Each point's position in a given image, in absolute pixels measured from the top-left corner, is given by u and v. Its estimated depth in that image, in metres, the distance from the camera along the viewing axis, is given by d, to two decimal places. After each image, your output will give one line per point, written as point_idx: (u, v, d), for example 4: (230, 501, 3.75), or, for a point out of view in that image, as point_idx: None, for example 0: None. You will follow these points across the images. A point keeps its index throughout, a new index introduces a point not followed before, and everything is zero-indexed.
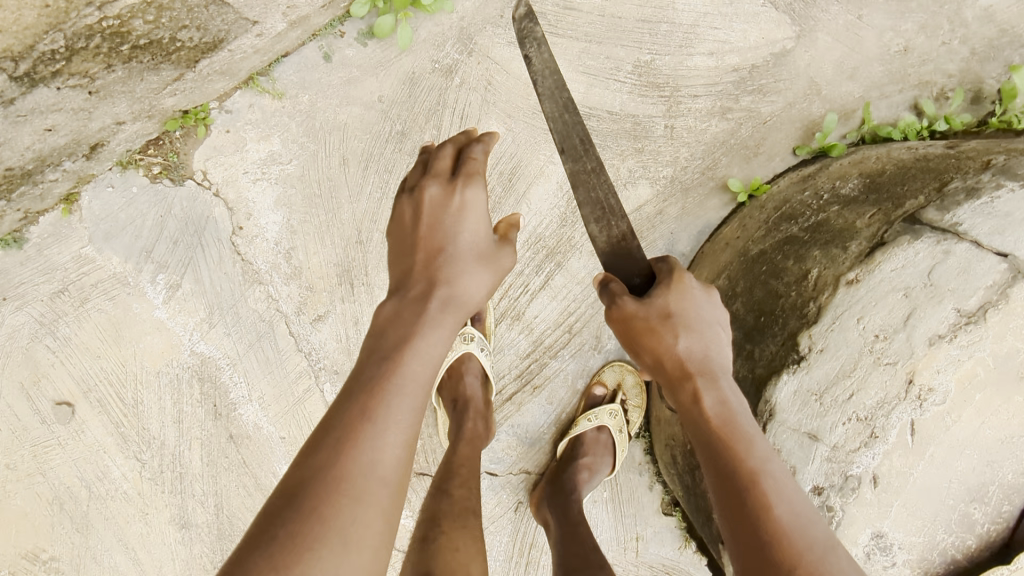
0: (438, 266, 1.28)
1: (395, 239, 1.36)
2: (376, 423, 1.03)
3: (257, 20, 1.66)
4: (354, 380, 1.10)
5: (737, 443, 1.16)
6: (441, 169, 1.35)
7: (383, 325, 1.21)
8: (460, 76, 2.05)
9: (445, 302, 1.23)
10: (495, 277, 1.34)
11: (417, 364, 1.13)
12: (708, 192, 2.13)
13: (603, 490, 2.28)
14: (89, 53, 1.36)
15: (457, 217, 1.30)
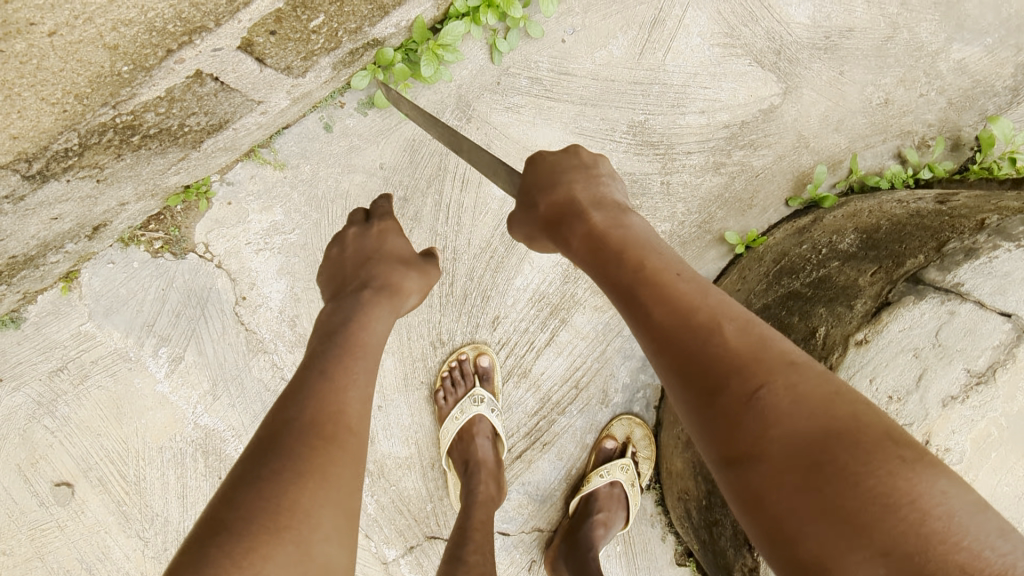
0: (367, 270, 1.41)
1: (325, 275, 1.50)
2: (336, 381, 1.12)
3: (262, 100, 1.67)
4: (307, 377, 1.11)
5: (624, 258, 1.12)
6: (360, 215, 1.57)
7: (328, 319, 1.29)
8: (460, 142, 2.09)
9: (379, 293, 1.35)
10: (423, 285, 1.48)
11: (365, 360, 1.19)
12: (706, 244, 2.17)
13: (616, 544, 2.27)
14: (101, 146, 1.36)
15: (380, 241, 1.49)
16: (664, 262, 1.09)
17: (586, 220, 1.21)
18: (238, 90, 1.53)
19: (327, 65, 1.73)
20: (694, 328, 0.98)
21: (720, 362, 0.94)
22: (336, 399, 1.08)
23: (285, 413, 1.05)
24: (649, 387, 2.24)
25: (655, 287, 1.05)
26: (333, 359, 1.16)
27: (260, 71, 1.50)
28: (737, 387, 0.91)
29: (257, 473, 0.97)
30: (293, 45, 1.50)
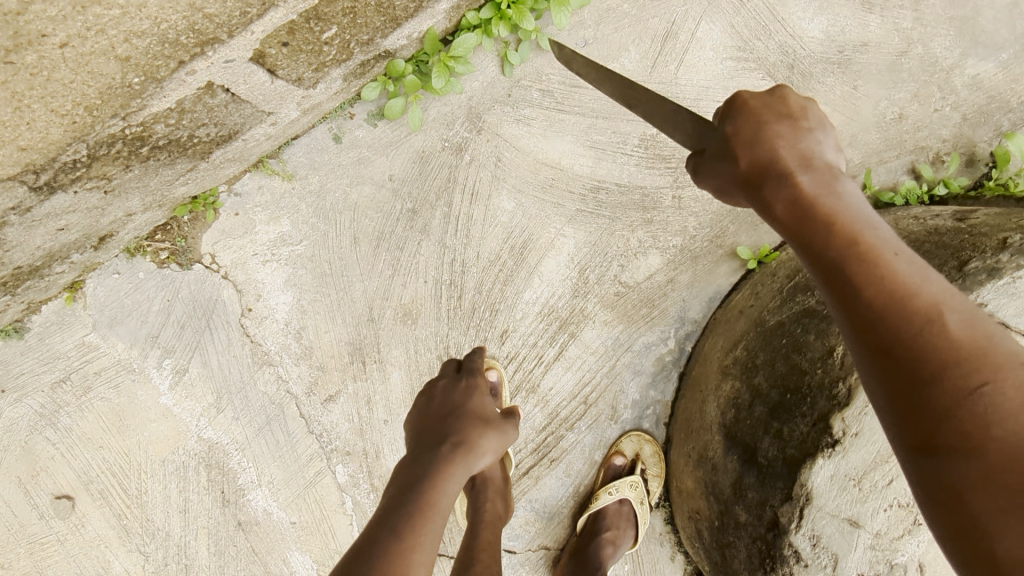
0: (450, 422, 1.46)
1: (413, 415, 1.56)
2: (406, 542, 1.11)
3: (272, 111, 1.65)
4: (378, 538, 1.11)
5: (836, 221, 0.96)
6: (449, 371, 1.71)
7: (406, 473, 1.30)
8: (470, 154, 2.08)
9: (458, 445, 1.38)
10: (500, 447, 1.48)
11: (434, 525, 1.18)
12: (717, 259, 2.15)
13: (624, 563, 2.23)
14: (109, 158, 1.34)
15: (465, 396, 1.57)
16: (881, 241, 0.95)
17: (792, 181, 1.00)
18: (249, 102, 1.51)
19: (338, 76, 1.71)
20: (918, 312, 0.88)
21: (936, 354, 0.85)
22: (401, 560, 1.08)
23: (351, 570, 1.05)
24: (659, 404, 2.21)
25: (877, 261, 0.92)
26: (405, 519, 1.16)
27: (271, 83, 1.48)
28: (956, 382, 0.84)
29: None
30: (304, 57, 1.48)
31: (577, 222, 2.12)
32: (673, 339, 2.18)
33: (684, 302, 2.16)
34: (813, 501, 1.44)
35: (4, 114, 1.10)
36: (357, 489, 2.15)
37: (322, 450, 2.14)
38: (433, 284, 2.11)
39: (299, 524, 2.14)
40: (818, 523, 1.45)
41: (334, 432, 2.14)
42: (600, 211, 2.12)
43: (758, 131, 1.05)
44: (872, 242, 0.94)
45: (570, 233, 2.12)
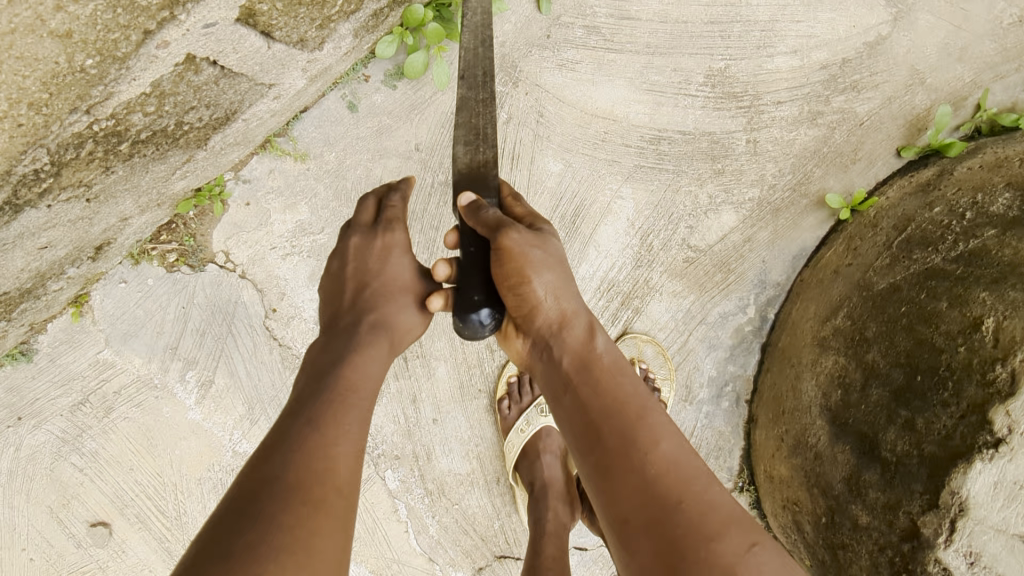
0: (365, 301, 1.20)
1: (324, 285, 1.28)
2: (326, 434, 0.98)
3: (274, 82, 1.38)
4: (293, 429, 0.97)
5: (617, 379, 1.08)
6: (362, 221, 1.29)
7: (318, 358, 1.12)
8: (506, 111, 1.78)
9: (377, 326, 1.17)
10: (427, 317, 1.27)
11: (359, 409, 1.04)
12: (802, 210, 1.84)
13: None
14: (82, 161, 1.08)
15: (381, 260, 1.23)
16: (665, 422, 1.04)
17: (587, 330, 1.13)
18: (244, 74, 1.24)
19: (348, 32, 1.42)
20: (689, 480, 0.97)
21: (713, 516, 0.93)
22: (325, 455, 0.95)
23: (264, 469, 0.91)
24: (739, 379, 1.92)
25: (654, 429, 1.02)
26: (323, 406, 1.01)
27: (267, 47, 1.20)
28: (731, 545, 0.91)
29: (230, 536, 0.83)
30: (305, 11, 1.20)
31: (636, 180, 1.82)
32: (753, 306, 1.88)
33: (766, 262, 1.86)
34: (968, 513, 1.19)
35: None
36: (410, 494, 1.96)
37: (369, 455, 1.94)
38: None
39: (351, 535, 1.97)
40: (977, 538, 1.19)
41: (381, 436, 1.94)
42: (663, 164, 1.82)
43: (540, 258, 1.11)
44: (652, 412, 1.04)
45: (629, 194, 1.83)
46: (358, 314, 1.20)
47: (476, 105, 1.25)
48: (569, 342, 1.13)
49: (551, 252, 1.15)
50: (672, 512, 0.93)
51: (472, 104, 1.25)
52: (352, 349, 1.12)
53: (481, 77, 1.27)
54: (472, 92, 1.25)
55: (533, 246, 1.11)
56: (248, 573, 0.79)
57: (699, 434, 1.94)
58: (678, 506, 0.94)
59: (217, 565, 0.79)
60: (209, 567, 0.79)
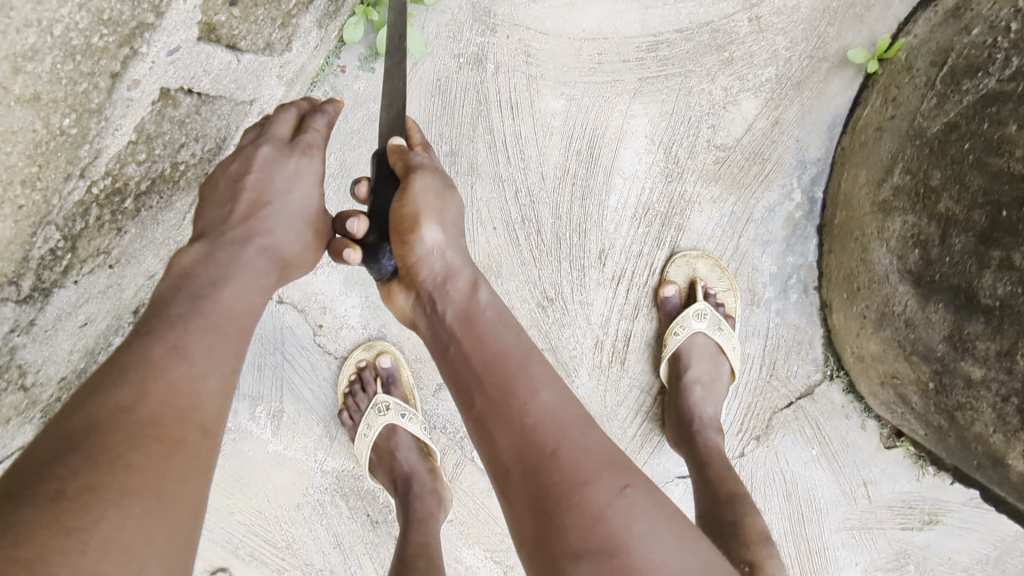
0: (261, 219, 1.18)
1: (212, 183, 1.22)
2: (188, 364, 0.93)
3: (253, 98, 1.32)
4: (149, 353, 0.91)
5: (496, 331, 1.06)
6: (280, 132, 1.25)
7: (193, 273, 1.07)
8: (492, 61, 1.71)
9: (265, 250, 1.16)
10: (317, 251, 1.28)
11: (231, 344, 1.01)
12: (825, 76, 1.73)
13: (810, 448, 1.98)
14: (93, 228, 1.05)
15: (291, 179, 1.22)
16: (545, 369, 1.01)
17: (470, 286, 1.14)
18: (222, 96, 1.18)
19: (313, 24, 1.37)
20: (570, 423, 0.93)
21: (586, 460, 0.89)
22: (188, 389, 0.90)
23: (110, 398, 0.85)
24: (802, 268, 1.86)
25: (534, 376, 0.99)
26: (189, 333, 0.97)
27: (238, 61, 1.14)
28: (602, 488, 0.87)
29: (58, 474, 0.76)
30: (263, 13, 1.13)
31: (645, 95, 1.74)
32: (799, 190, 1.79)
33: (801, 141, 1.76)
34: None
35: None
36: None
37: (453, 441, 1.94)
38: (504, 227, 1.80)
39: (457, 520, 1.97)
40: None
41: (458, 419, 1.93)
42: (668, 70, 1.73)
43: (434, 213, 1.17)
44: (531, 361, 1.01)
45: (641, 110, 1.74)
46: (245, 230, 1.17)
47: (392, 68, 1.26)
48: (447, 300, 1.13)
49: (447, 209, 1.20)
50: (545, 451, 0.90)
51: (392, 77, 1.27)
52: (232, 273, 1.10)
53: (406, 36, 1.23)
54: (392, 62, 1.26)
55: (427, 194, 1.17)
56: (82, 519, 0.72)
57: (774, 333, 1.92)
58: (552, 449, 0.90)
59: (42, 506, 0.72)
60: (32, 506, 0.72)
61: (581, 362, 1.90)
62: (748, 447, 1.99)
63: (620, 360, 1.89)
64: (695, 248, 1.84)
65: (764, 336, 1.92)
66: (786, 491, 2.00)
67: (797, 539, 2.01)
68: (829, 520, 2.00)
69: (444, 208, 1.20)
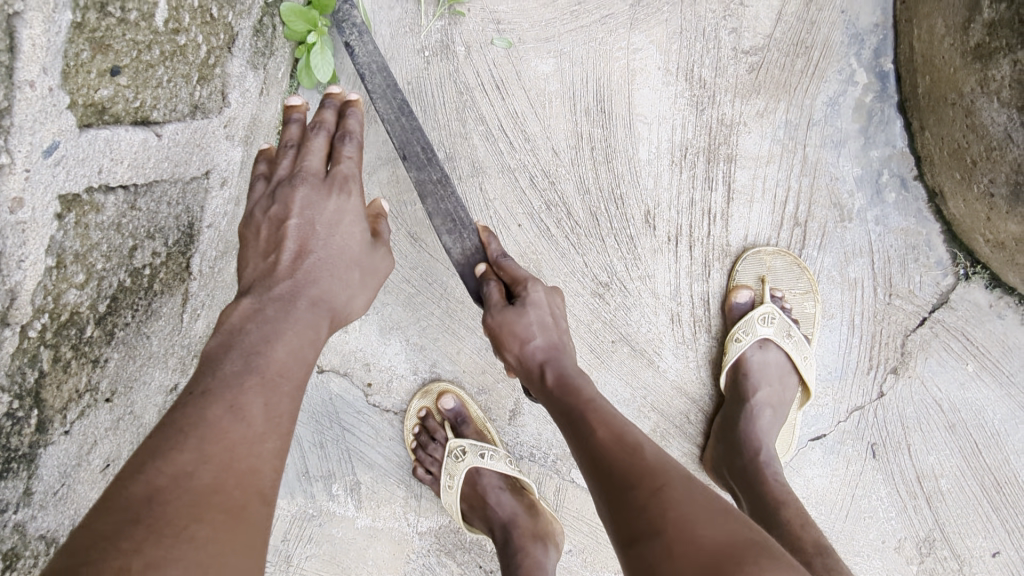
0: (308, 268, 1.04)
1: (254, 228, 1.09)
2: (249, 429, 0.81)
3: (207, 168, 1.18)
4: (206, 413, 0.79)
5: (570, 388, 1.12)
6: (312, 167, 1.11)
7: (241, 330, 0.94)
8: (462, 43, 1.51)
9: (317, 303, 1.03)
10: (369, 290, 1.14)
11: (288, 400, 0.89)
12: None
13: (964, 364, 1.64)
14: (55, 372, 0.92)
15: (332, 224, 1.08)
16: (603, 415, 1.04)
17: (542, 350, 1.19)
18: (161, 179, 1.03)
19: (244, 67, 1.20)
20: (623, 449, 0.97)
21: (632, 471, 0.92)
22: (248, 452, 0.79)
23: (167, 462, 0.73)
24: (892, 159, 1.56)
25: (591, 420, 1.04)
26: (247, 388, 0.85)
27: (159, 138, 0.98)
28: (641, 488, 0.89)
29: (122, 548, 0.64)
30: (166, 72, 0.96)
31: (643, 21, 1.51)
32: (861, 70, 1.53)
33: (847, 12, 1.52)
34: None
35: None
36: None
37: (547, 467, 1.74)
38: (530, 220, 1.57)
39: (577, 549, 1.75)
40: None
41: (544, 443, 1.73)
42: None
43: (521, 329, 1.19)
44: (597, 409, 1.06)
45: (644, 40, 1.52)
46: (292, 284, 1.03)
47: (434, 186, 1.29)
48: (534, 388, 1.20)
49: (524, 321, 1.19)
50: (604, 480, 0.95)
51: (432, 188, 1.30)
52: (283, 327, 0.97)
53: (423, 153, 1.31)
54: (423, 172, 1.30)
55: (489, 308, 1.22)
56: None
57: (880, 246, 1.60)
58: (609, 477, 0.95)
59: None
60: None
61: (662, 343, 1.65)
62: (887, 384, 1.66)
63: (705, 328, 1.64)
64: (771, 244, 1.60)
65: (868, 253, 1.61)
66: (949, 422, 1.66)
67: (980, 473, 1.66)
68: (1011, 441, 1.65)
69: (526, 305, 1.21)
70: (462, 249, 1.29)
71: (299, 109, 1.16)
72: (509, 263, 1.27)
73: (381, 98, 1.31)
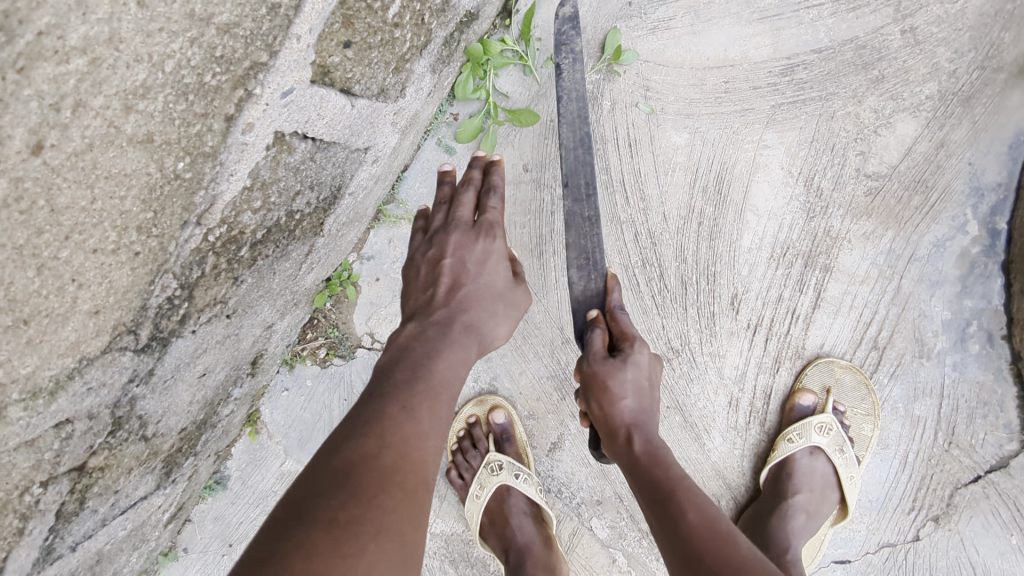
0: (460, 301, 1.13)
1: (415, 271, 1.21)
2: (419, 425, 0.91)
3: (369, 145, 1.32)
4: (384, 409, 0.91)
5: (660, 462, 1.08)
6: (463, 216, 1.22)
7: (406, 348, 1.05)
8: (609, 98, 1.64)
9: (469, 329, 1.11)
10: (514, 322, 1.21)
11: (446, 408, 0.98)
12: (1002, 87, 1.56)
13: (1009, 535, 1.61)
14: (209, 277, 1.05)
15: (481, 262, 1.18)
16: (694, 497, 1.02)
17: (635, 413, 1.15)
18: (337, 142, 1.17)
19: (426, 68, 1.34)
20: (718, 540, 0.94)
21: (728, 565, 0.90)
22: (420, 444, 0.89)
23: (357, 444, 0.85)
24: (984, 313, 1.60)
25: (683, 500, 1.01)
26: (416, 394, 0.96)
27: (352, 106, 1.12)
28: None
29: (329, 505, 0.77)
30: (378, 56, 1.11)
31: (779, 122, 1.62)
32: (974, 222, 1.58)
33: (974, 164, 1.58)
34: None
35: (35, 283, 0.80)
36: (627, 539, 1.77)
37: (570, 509, 1.77)
38: (624, 271, 1.66)
39: None
40: None
41: (574, 484, 1.77)
42: (806, 94, 1.61)
43: (615, 385, 1.17)
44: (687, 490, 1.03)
45: (775, 139, 1.62)
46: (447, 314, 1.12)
47: (583, 223, 1.48)
48: (616, 449, 1.16)
49: (620, 374, 1.18)
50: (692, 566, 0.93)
51: (579, 222, 1.49)
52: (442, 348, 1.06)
53: (584, 189, 1.52)
54: (577, 207, 1.50)
55: (592, 368, 1.21)
56: (352, 547, 0.74)
57: (952, 393, 1.62)
58: (698, 562, 0.92)
59: (320, 531, 0.75)
60: (312, 530, 0.75)
61: (714, 423, 1.68)
62: (925, 529, 1.64)
63: (760, 421, 1.67)
64: (845, 359, 1.64)
65: (939, 396, 1.62)
66: None
67: None
68: None
69: (626, 368, 1.18)
70: (583, 288, 1.42)
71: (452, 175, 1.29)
72: (622, 318, 1.30)
73: (570, 124, 1.55)
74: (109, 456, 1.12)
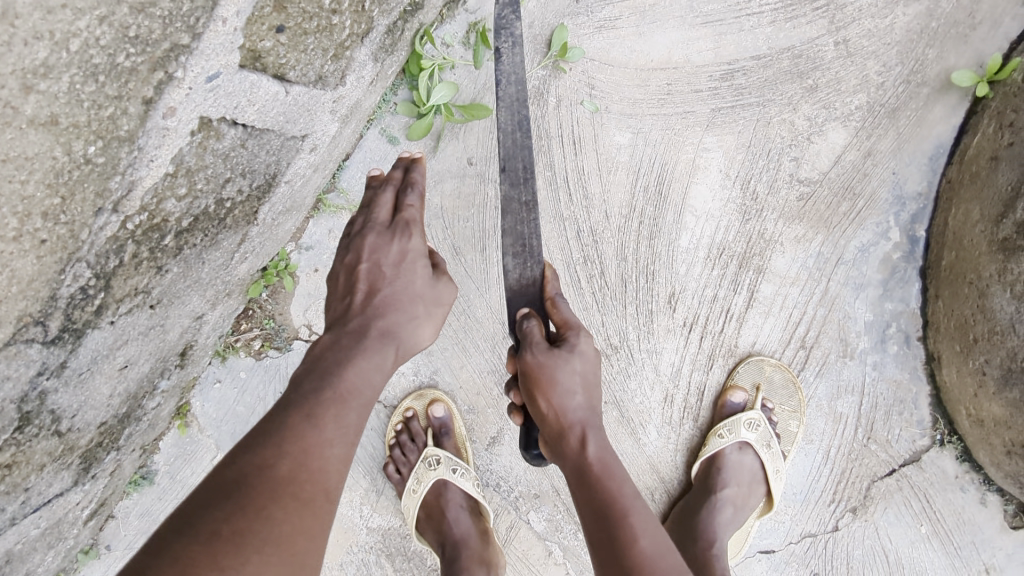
0: (375, 307, 1.10)
1: (335, 278, 1.18)
2: (319, 432, 0.89)
3: (306, 133, 1.28)
4: (286, 419, 0.88)
5: (612, 478, 1.03)
6: (380, 217, 1.17)
7: (320, 358, 1.03)
8: (555, 94, 1.64)
9: (385, 336, 1.07)
10: (438, 323, 1.18)
11: (355, 415, 0.95)
12: (927, 100, 1.64)
13: (919, 525, 1.70)
14: (129, 266, 1.00)
15: (398, 263, 1.14)
16: (645, 520, 0.99)
17: (584, 419, 1.08)
18: (270, 129, 1.13)
19: (368, 57, 1.31)
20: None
21: None
22: (322, 453, 0.88)
23: (256, 454, 0.84)
24: (903, 316, 1.68)
25: (635, 525, 0.97)
26: (321, 402, 0.93)
27: (286, 93, 1.08)
28: None
29: (216, 516, 0.78)
30: (314, 43, 1.08)
31: (718, 126, 1.66)
32: (896, 228, 1.66)
33: (898, 173, 1.65)
34: None
35: None
36: (563, 532, 1.79)
37: (507, 502, 1.79)
38: (565, 268, 1.67)
39: None
40: None
41: (512, 477, 1.78)
42: (744, 99, 1.65)
43: (562, 380, 1.09)
44: (637, 507, 1.00)
45: (714, 143, 1.66)
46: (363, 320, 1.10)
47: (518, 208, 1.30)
48: (561, 448, 1.08)
49: (567, 368, 1.10)
50: None
51: (516, 208, 1.30)
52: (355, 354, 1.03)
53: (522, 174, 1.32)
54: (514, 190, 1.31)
55: (546, 366, 1.09)
56: (233, 559, 0.75)
57: (872, 390, 1.70)
58: None
59: (202, 543, 0.75)
60: (193, 540, 0.75)
61: (650, 418, 1.72)
62: (844, 521, 1.72)
63: (694, 416, 1.72)
64: (775, 357, 1.70)
65: (860, 393, 1.70)
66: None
67: None
68: None
69: (579, 373, 1.10)
70: (520, 276, 1.28)
71: (377, 175, 1.26)
72: (561, 308, 1.21)
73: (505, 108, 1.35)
74: (18, 453, 1.07)
